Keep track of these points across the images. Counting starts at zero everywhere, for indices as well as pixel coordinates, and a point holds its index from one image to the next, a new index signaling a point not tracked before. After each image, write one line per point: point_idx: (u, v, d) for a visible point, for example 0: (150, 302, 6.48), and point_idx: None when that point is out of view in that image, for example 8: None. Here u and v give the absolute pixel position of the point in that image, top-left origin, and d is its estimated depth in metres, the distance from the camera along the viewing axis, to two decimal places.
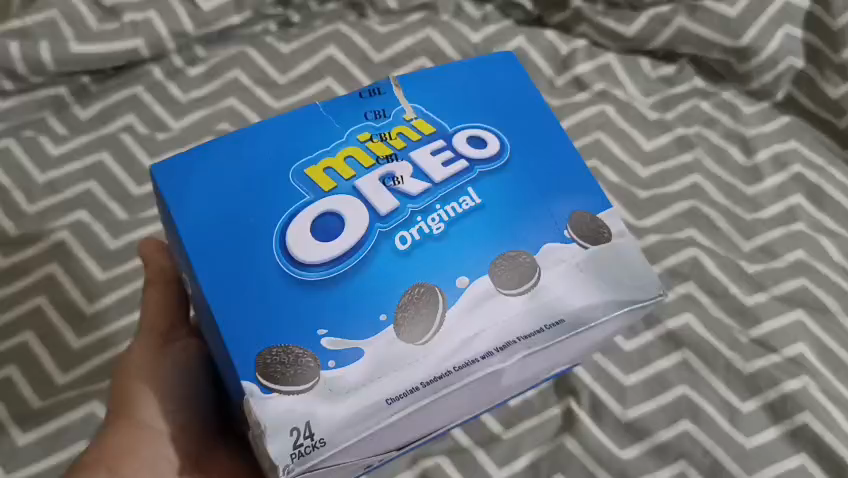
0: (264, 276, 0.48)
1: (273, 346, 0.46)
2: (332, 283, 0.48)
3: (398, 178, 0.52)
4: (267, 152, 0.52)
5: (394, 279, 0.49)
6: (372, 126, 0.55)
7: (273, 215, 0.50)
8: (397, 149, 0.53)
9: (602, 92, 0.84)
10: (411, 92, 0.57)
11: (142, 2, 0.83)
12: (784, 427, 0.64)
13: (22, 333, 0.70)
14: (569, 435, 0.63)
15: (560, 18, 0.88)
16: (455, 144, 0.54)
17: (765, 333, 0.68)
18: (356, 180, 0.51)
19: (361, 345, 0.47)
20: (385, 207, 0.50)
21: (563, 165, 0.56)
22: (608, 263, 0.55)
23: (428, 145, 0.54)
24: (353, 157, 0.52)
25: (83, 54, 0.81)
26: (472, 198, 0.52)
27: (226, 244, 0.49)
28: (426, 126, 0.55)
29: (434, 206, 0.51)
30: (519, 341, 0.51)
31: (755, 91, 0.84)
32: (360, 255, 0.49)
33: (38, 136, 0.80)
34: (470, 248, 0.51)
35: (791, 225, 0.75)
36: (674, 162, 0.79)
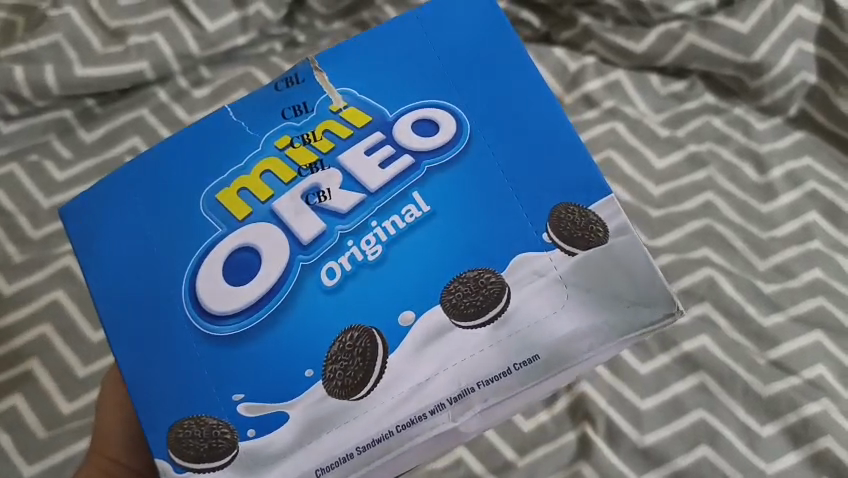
0: (174, 332, 0.47)
1: (185, 419, 0.45)
2: (248, 335, 0.46)
3: (324, 192, 0.48)
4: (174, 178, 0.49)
5: (324, 316, 0.46)
6: (295, 127, 0.50)
7: (188, 247, 0.48)
8: (323, 153, 0.49)
9: (611, 109, 0.83)
10: (340, 77, 0.51)
11: (146, 25, 0.83)
12: (805, 451, 0.62)
13: (27, 362, 0.69)
14: (585, 462, 0.62)
15: (569, 36, 0.88)
16: (397, 135, 0.49)
17: (783, 354, 0.67)
18: (274, 201, 0.48)
19: (287, 408, 0.45)
20: (310, 233, 0.47)
21: (542, 136, 0.49)
22: (602, 273, 0.47)
23: (361, 142, 0.49)
24: (271, 171, 0.49)
25: (88, 77, 0.80)
26: (419, 207, 0.48)
27: (138, 290, 0.48)
28: (357, 115, 0.50)
29: (369, 224, 0.47)
30: (478, 390, 0.46)
31: (768, 106, 0.82)
32: (283, 295, 0.46)
33: (43, 160, 0.79)
34: (412, 273, 0.47)
35: (807, 243, 0.73)
36: (686, 181, 0.78)
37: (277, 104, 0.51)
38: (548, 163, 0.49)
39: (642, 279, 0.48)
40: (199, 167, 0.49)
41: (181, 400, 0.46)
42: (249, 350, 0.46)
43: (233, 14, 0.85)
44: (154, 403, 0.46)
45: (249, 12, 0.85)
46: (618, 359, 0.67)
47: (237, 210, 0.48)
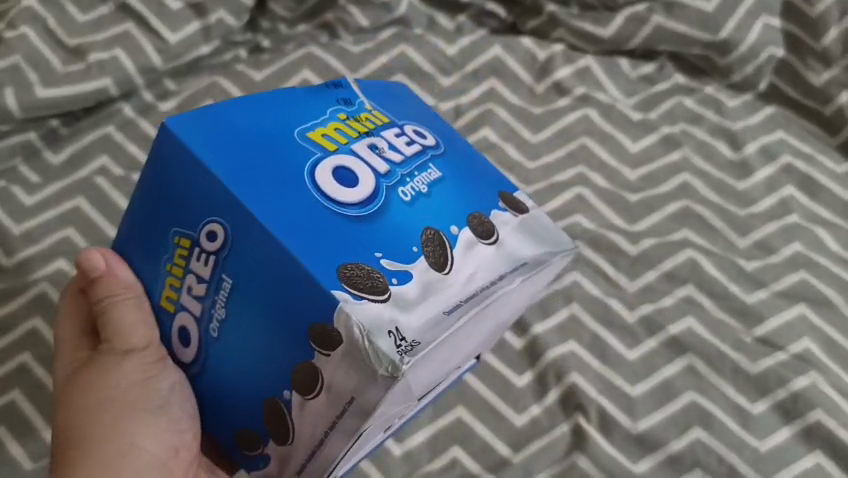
0: (305, 209, 0.46)
1: (347, 263, 0.44)
2: (367, 219, 0.47)
3: (381, 148, 0.52)
4: (264, 113, 0.50)
5: (410, 224, 0.49)
6: (345, 109, 0.54)
7: (296, 157, 0.48)
8: (370, 129, 0.53)
9: (583, 96, 0.83)
10: (365, 90, 0.58)
11: (106, 41, 0.81)
12: (796, 426, 0.62)
13: (9, 393, 0.67)
14: (581, 453, 0.62)
15: (535, 25, 0.87)
16: (408, 131, 0.55)
17: (769, 331, 0.67)
18: (352, 145, 0.51)
19: (409, 269, 0.47)
20: (379, 163, 0.50)
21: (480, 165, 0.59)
22: (534, 225, 0.57)
23: (391, 129, 0.54)
24: (341, 128, 0.52)
25: (51, 98, 0.78)
26: (435, 172, 0.53)
27: (252, 183, 0.45)
28: (383, 116, 0.56)
29: (413, 174, 0.52)
30: (519, 268, 0.53)
31: (737, 83, 0.83)
32: (377, 204, 0.48)
33: (10, 186, 0.77)
34: (449, 209, 0.52)
35: (785, 218, 0.74)
36: (662, 163, 0.78)
37: (324, 94, 0.55)
38: (491, 176, 0.58)
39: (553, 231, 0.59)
40: (290, 111, 0.51)
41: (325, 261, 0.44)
42: (364, 229, 0.47)
43: (195, 24, 0.83)
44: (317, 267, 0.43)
45: (211, 21, 0.84)
46: (605, 346, 0.67)
47: (327, 145, 0.50)
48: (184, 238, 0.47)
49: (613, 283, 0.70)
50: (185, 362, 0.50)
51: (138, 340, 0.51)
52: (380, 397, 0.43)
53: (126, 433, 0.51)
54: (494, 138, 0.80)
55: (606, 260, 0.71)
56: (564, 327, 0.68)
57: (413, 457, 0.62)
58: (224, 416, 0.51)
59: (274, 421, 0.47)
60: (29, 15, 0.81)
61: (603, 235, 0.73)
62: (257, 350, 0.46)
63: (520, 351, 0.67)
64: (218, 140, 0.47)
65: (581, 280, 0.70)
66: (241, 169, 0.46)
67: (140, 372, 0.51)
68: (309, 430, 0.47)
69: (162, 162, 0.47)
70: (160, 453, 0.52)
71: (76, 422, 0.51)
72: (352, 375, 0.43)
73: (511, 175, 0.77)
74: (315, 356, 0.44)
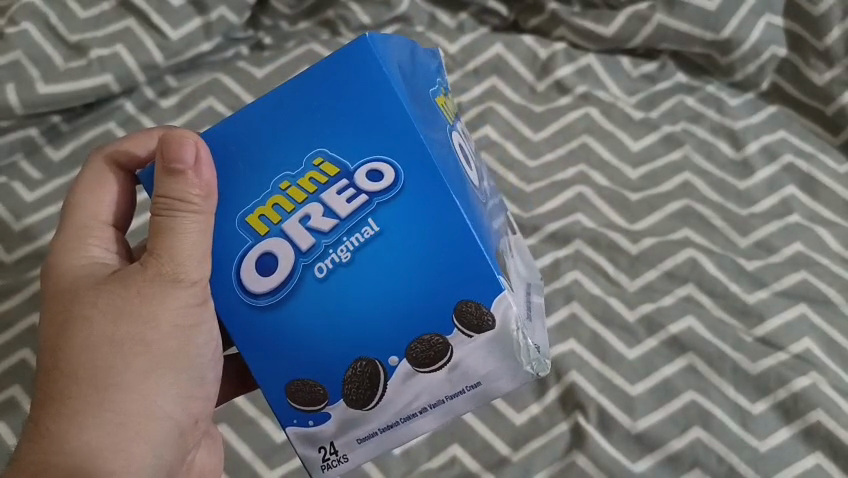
0: (459, 181, 0.47)
1: (494, 249, 0.47)
2: (480, 206, 0.50)
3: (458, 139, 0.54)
4: (409, 72, 0.50)
5: (492, 220, 0.52)
6: (438, 87, 0.55)
7: (435, 123, 0.48)
8: (451, 118, 0.55)
9: (584, 95, 0.83)
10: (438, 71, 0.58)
11: (107, 38, 0.81)
12: (796, 426, 0.62)
13: (9, 389, 0.67)
14: (580, 452, 0.62)
15: (537, 23, 0.87)
16: (459, 128, 0.58)
17: (769, 331, 0.66)
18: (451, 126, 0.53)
19: (505, 262, 0.50)
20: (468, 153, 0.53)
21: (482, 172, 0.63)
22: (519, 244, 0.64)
23: (457, 123, 0.57)
24: (441, 106, 0.53)
25: (51, 94, 0.78)
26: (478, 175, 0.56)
27: (429, 138, 0.46)
28: (450, 106, 0.57)
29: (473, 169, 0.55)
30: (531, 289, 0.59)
31: (739, 82, 0.83)
32: (476, 192, 0.51)
33: (11, 182, 0.77)
34: (490, 209, 0.55)
35: (786, 218, 0.73)
36: (663, 162, 0.78)
37: (422, 59, 0.54)
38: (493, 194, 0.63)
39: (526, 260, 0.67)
40: (416, 73, 0.51)
41: (484, 241, 0.46)
42: (484, 214, 0.50)
43: (195, 21, 0.83)
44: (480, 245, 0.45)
45: (212, 18, 0.83)
46: (604, 345, 0.67)
47: (444, 118, 0.51)
48: (331, 165, 0.45)
49: (613, 281, 0.70)
50: (253, 293, 0.46)
51: (189, 272, 0.47)
52: (505, 387, 0.49)
53: (146, 382, 0.48)
54: (494, 135, 0.80)
55: (606, 258, 0.72)
56: (563, 325, 0.68)
57: (413, 455, 0.63)
58: (272, 368, 0.47)
59: (355, 385, 0.46)
60: (30, 11, 0.81)
61: (602, 234, 0.72)
62: (369, 300, 0.45)
63: None
64: (401, 83, 0.46)
65: (581, 279, 0.70)
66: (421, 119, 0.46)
67: (177, 313, 0.48)
68: (402, 398, 0.48)
69: (342, 78, 0.45)
70: (172, 412, 0.49)
71: (84, 361, 0.47)
72: (488, 362, 0.47)
73: (511, 174, 0.77)
74: (454, 333, 0.46)
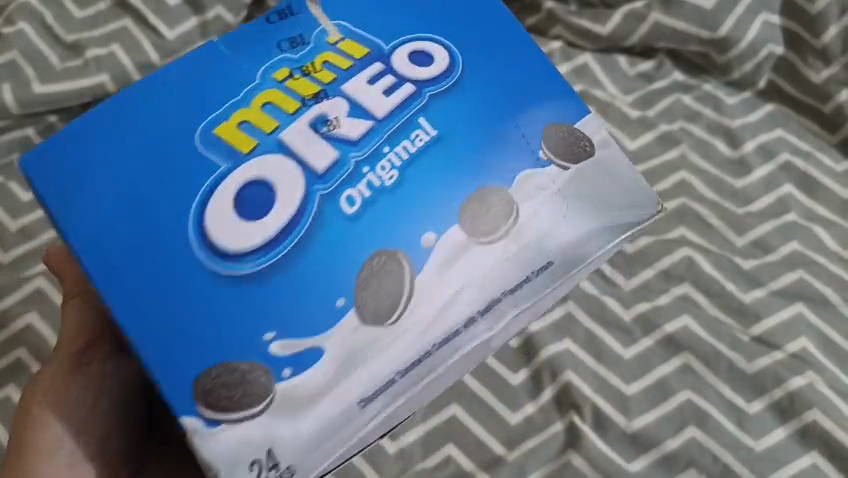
0: (184, 268, 0.47)
1: (212, 368, 0.46)
2: (266, 274, 0.47)
3: (333, 120, 0.51)
4: (162, 128, 0.50)
5: (348, 243, 0.49)
6: (290, 59, 0.53)
7: (193, 179, 0.48)
8: (326, 83, 0.52)
9: (581, 93, 0.82)
10: (340, 11, 0.55)
11: (104, 38, 0.81)
12: (792, 426, 0.62)
13: (5, 389, 0.67)
14: (575, 452, 0.62)
15: (534, 21, 0.88)
16: (396, 64, 0.53)
17: (765, 330, 0.66)
18: (280, 131, 0.50)
19: (301, 345, 0.47)
20: (325, 161, 0.50)
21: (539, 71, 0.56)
22: (594, 181, 0.54)
23: (363, 72, 0.53)
24: (271, 103, 0.51)
25: (47, 95, 0.78)
26: (426, 131, 0.52)
27: (133, 236, 0.47)
28: (357, 48, 0.54)
29: (382, 149, 0.51)
30: (535, 274, 0.52)
31: (737, 80, 0.82)
32: (294, 237, 0.48)
33: (8, 182, 0.77)
34: (437, 186, 0.51)
35: (783, 216, 0.73)
36: (659, 161, 0.78)
37: (260, 33, 0.54)
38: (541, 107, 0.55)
39: (629, 180, 0.56)
40: (216, 88, 0.51)
41: (203, 350, 0.46)
42: (265, 287, 0.47)
43: (192, 20, 0.83)
44: (184, 344, 0.46)
45: (208, 17, 0.83)
46: (600, 345, 0.67)
47: (237, 146, 0.49)
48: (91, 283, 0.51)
49: (609, 282, 0.70)
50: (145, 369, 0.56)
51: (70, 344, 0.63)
52: None
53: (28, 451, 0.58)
54: None
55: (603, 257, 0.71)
56: (559, 324, 0.68)
57: (407, 456, 0.63)
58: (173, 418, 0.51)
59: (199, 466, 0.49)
60: (27, 11, 0.81)
61: None
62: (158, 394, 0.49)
63: (515, 348, 0.67)
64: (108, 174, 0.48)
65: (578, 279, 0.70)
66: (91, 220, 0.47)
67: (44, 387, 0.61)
68: None
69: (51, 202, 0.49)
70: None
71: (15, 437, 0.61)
72: None
73: None
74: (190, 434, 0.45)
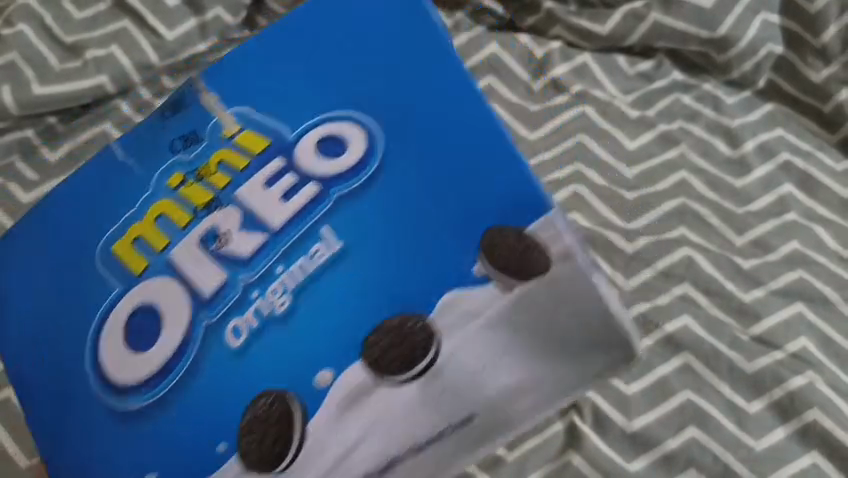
0: (84, 388, 0.53)
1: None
2: (159, 399, 0.51)
3: (224, 234, 0.52)
4: (76, 241, 0.56)
5: (225, 386, 0.50)
6: (185, 165, 0.56)
7: (94, 295, 0.54)
8: (219, 189, 0.54)
9: (580, 93, 0.82)
10: (236, 95, 0.56)
11: (104, 39, 0.81)
12: (792, 426, 0.62)
13: (5, 390, 0.67)
14: (575, 452, 0.62)
15: (533, 21, 0.88)
16: (299, 157, 0.53)
17: (765, 330, 0.66)
18: (170, 248, 0.53)
19: None
20: (212, 284, 0.51)
21: (403, 133, 0.52)
22: (543, 315, 0.50)
23: (261, 172, 0.53)
24: (165, 216, 0.54)
25: (46, 96, 0.78)
26: (330, 246, 0.51)
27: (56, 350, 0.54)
28: (259, 141, 0.54)
29: (275, 269, 0.51)
30: (451, 429, 0.51)
31: (736, 80, 0.82)
32: (184, 364, 0.51)
33: (8, 184, 0.76)
34: (325, 322, 0.50)
35: (783, 216, 0.73)
36: (659, 161, 0.78)
37: (150, 142, 0.57)
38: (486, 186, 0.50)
39: (589, 300, 0.50)
40: (118, 202, 0.56)
41: (110, 457, 0.52)
42: (162, 416, 0.51)
43: (191, 21, 0.82)
44: (97, 461, 0.52)
45: (208, 18, 0.83)
46: None
47: (135, 265, 0.53)
48: None
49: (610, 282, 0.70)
50: None
51: None
52: None
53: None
54: None
55: (603, 257, 0.71)
56: None
57: None
58: None
59: None
60: (26, 12, 0.82)
61: (599, 233, 0.72)
62: None
63: None
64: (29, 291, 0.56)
65: None
66: (13, 338, 0.56)
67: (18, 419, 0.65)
68: None
69: None
70: None
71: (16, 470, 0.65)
72: None
73: None
74: None
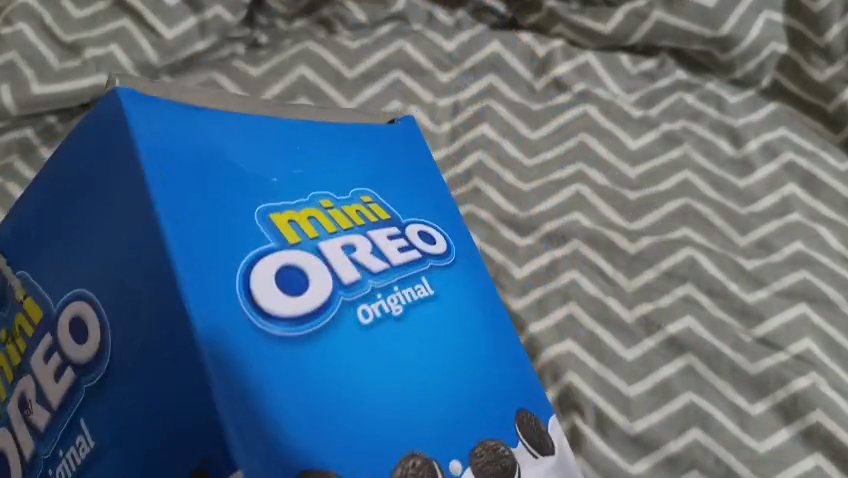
0: None
1: None
2: None
3: (29, 403, 0.43)
4: None
5: None
6: (9, 323, 0.47)
7: None
8: (21, 355, 0.45)
9: (582, 93, 0.82)
10: (26, 262, 0.47)
11: (104, 38, 0.81)
12: (795, 428, 0.61)
13: None
14: (577, 454, 0.61)
15: (536, 19, 0.86)
16: (63, 341, 0.42)
17: (768, 331, 0.66)
18: (7, 401, 0.45)
19: None
20: (28, 448, 0.43)
21: (132, 310, 0.39)
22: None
23: (35, 345, 0.44)
24: (2, 369, 0.47)
25: (47, 96, 0.77)
26: (87, 440, 0.39)
27: None
28: (35, 309, 0.45)
29: (57, 453, 0.41)
30: None
31: (739, 80, 0.82)
32: None
33: (6, 184, 0.75)
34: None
35: (787, 216, 0.73)
36: (662, 160, 0.77)
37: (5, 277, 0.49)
38: (177, 355, 0.36)
39: None
40: None
41: None
42: None
43: (190, 20, 0.82)
44: None
45: (207, 17, 0.83)
46: (603, 346, 0.66)
47: None
48: None
49: (612, 282, 0.69)
50: None
51: None
52: None
53: None
54: (492, 134, 0.79)
55: (604, 257, 0.71)
56: (561, 326, 0.67)
57: None
58: None
59: None
60: (26, 12, 0.80)
61: (601, 233, 0.72)
62: None
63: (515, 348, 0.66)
64: None
65: (580, 279, 0.69)
66: None
67: None
68: None
69: None
70: None
71: None
72: None
73: (509, 173, 0.76)
74: None
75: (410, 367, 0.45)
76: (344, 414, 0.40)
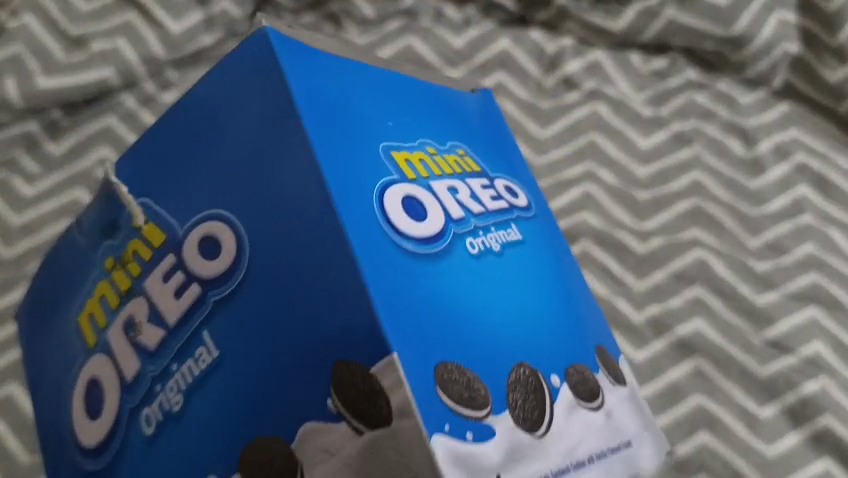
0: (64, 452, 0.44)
1: None
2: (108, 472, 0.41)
3: (137, 325, 0.40)
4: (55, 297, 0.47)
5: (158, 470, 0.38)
6: (115, 248, 0.43)
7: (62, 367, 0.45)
8: (133, 280, 0.41)
9: (592, 91, 0.81)
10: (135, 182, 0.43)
11: (109, 30, 0.80)
12: (805, 432, 0.61)
13: (7, 387, 0.64)
14: None
15: (545, 16, 0.85)
16: (186, 256, 0.39)
17: (779, 333, 0.65)
18: (108, 329, 0.42)
19: None
20: (131, 368, 0.40)
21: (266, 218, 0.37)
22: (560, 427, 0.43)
23: (157, 266, 0.40)
24: (105, 296, 0.43)
25: (51, 89, 0.77)
26: (209, 350, 0.37)
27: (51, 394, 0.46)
28: (154, 232, 0.41)
29: (171, 368, 0.38)
30: None
31: (752, 79, 0.81)
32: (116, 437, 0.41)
33: (11, 178, 0.75)
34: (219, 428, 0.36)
35: (798, 218, 0.72)
36: (672, 160, 0.76)
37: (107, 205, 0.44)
38: (322, 266, 0.35)
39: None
40: (77, 275, 0.46)
41: None
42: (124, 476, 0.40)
43: (197, 13, 0.82)
44: None
45: (214, 11, 0.82)
46: None
47: (90, 339, 0.43)
48: None
49: (621, 283, 0.69)
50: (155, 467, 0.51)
51: None
52: None
53: None
54: None
55: (613, 257, 0.70)
56: None
57: None
58: None
59: None
60: (31, 4, 0.80)
61: (609, 233, 0.71)
62: None
63: None
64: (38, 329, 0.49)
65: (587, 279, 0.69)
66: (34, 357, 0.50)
67: None
68: None
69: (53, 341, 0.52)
70: None
71: None
72: None
73: None
74: None
75: (517, 307, 0.42)
76: (473, 344, 0.38)
